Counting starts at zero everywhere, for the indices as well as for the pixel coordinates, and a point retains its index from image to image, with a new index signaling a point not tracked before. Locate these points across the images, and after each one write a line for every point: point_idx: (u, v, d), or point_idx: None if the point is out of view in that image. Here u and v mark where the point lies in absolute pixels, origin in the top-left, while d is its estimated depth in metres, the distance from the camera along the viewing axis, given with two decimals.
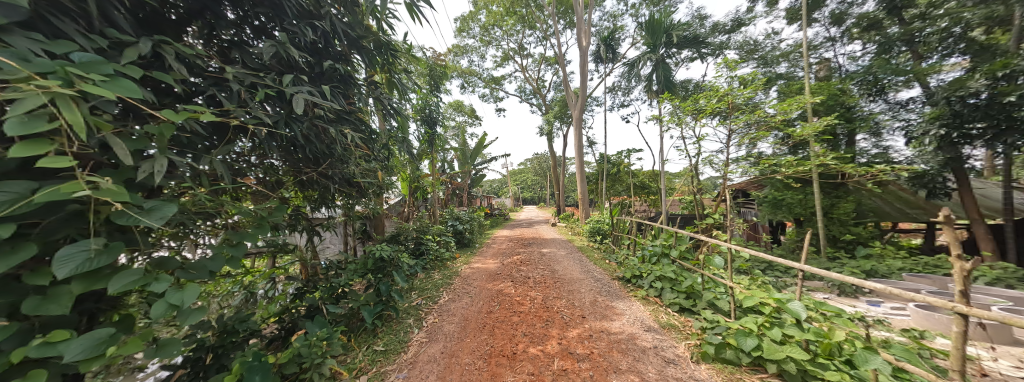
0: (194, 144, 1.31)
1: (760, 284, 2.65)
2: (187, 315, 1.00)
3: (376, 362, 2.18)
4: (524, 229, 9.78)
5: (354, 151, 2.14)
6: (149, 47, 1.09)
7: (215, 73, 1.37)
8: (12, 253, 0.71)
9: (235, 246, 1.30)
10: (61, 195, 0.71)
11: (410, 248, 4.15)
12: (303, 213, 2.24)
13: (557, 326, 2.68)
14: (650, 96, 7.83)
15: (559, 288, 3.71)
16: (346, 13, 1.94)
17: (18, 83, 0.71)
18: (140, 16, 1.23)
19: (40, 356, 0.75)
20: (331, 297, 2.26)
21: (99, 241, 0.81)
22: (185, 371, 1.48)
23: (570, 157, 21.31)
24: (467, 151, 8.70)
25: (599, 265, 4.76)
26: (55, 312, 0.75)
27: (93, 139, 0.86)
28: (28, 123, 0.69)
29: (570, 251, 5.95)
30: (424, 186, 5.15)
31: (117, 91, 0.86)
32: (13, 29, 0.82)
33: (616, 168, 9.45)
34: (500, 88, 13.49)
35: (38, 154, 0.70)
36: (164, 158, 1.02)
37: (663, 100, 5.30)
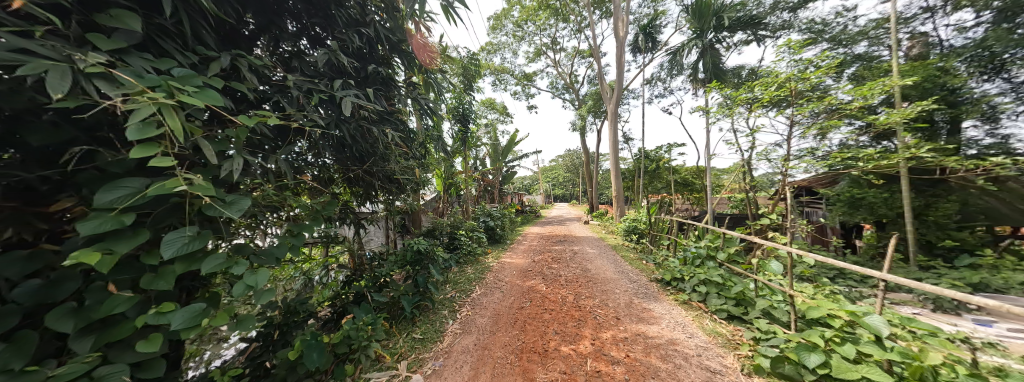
0: (264, 146, 1.49)
1: (827, 294, 2.33)
2: (260, 295, 1.14)
3: (415, 349, 2.31)
4: (556, 226, 9.63)
5: (395, 150, 2.27)
6: (229, 61, 1.25)
7: (279, 81, 1.54)
8: (133, 236, 0.87)
9: (298, 236, 1.46)
10: (165, 190, 0.85)
11: (445, 242, 4.31)
12: (350, 208, 2.43)
13: (590, 326, 2.62)
14: (695, 86, 7.25)
15: (592, 287, 3.62)
16: (388, 19, 2.06)
17: (134, 96, 0.86)
18: (222, 33, 1.42)
19: (154, 324, 0.91)
20: (374, 286, 2.44)
21: (193, 228, 0.96)
22: (257, 344, 1.70)
23: (604, 153, 20.53)
24: (498, 148, 8.79)
25: (635, 266, 4.55)
26: (164, 287, 0.90)
27: (189, 142, 1.02)
28: (142, 129, 0.83)
29: (602, 250, 5.76)
30: (458, 183, 5.31)
31: (204, 100, 1.00)
32: (130, 51, 0.99)
33: (654, 164, 8.92)
34: (531, 84, 13.39)
35: (149, 155, 0.84)
36: (240, 157, 1.17)
37: (710, 89, 4.88)
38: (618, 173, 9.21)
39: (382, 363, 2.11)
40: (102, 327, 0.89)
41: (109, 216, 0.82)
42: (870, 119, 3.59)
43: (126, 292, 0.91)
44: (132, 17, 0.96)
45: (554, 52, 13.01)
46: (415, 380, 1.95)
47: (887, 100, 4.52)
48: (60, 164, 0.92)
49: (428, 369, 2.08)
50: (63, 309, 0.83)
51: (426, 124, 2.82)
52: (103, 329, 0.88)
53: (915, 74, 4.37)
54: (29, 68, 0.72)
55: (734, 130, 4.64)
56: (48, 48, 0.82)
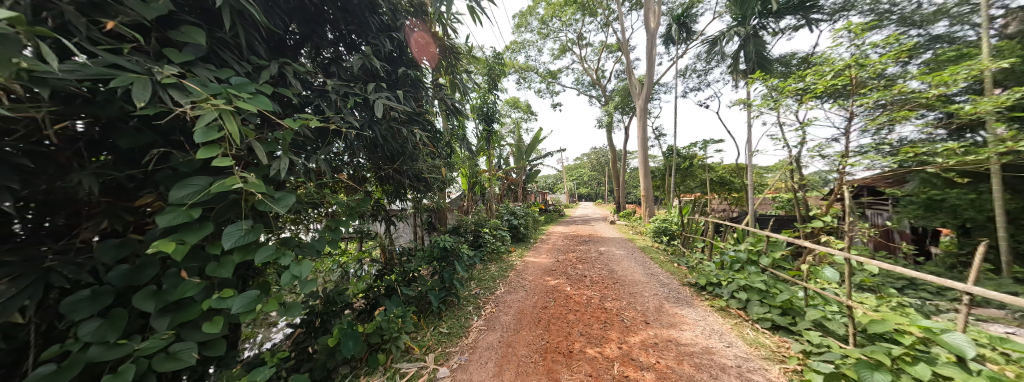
0: (306, 147, 1.60)
1: (894, 307, 2.07)
2: (305, 285, 1.23)
3: (442, 342, 2.38)
4: (580, 226, 9.44)
5: (422, 149, 2.35)
6: (277, 69, 1.36)
7: (320, 86, 1.65)
8: (200, 228, 0.97)
9: (337, 231, 1.56)
10: (225, 187, 0.94)
11: (469, 239, 4.40)
12: (382, 205, 2.54)
13: (616, 328, 2.55)
14: (736, 78, 6.76)
15: (619, 289, 3.52)
16: (417, 22, 2.13)
17: (200, 103, 0.96)
18: (271, 44, 1.54)
19: (216, 307, 1.02)
20: (404, 280, 2.54)
21: (248, 222, 1.05)
22: (301, 330, 1.84)
23: (632, 151, 19.74)
24: (522, 147, 8.81)
25: (665, 268, 4.35)
26: (224, 274, 1.00)
27: (244, 145, 1.12)
28: (206, 132, 0.93)
29: (630, 251, 5.58)
30: (482, 182, 5.38)
31: (257, 105, 1.10)
32: (197, 63, 1.11)
33: (687, 161, 8.44)
34: (556, 82, 13.22)
35: (212, 155, 0.94)
36: (287, 158, 1.27)
37: (752, 81, 4.53)
38: (647, 172, 8.84)
39: (411, 355, 2.20)
40: (176, 308, 1.01)
41: (181, 210, 0.92)
42: (951, 109, 3.13)
43: (195, 277, 1.03)
44: (199, 32, 1.07)
45: (580, 48, 12.73)
46: (442, 373, 2.01)
47: (972, 87, 3.91)
48: (143, 164, 1.05)
49: (454, 363, 2.13)
50: (146, 291, 0.95)
51: (452, 124, 2.88)
52: (176, 311, 1.00)
53: (1011, 55, 3.75)
54: (118, 80, 0.83)
55: (781, 124, 4.27)
56: (133, 62, 0.93)
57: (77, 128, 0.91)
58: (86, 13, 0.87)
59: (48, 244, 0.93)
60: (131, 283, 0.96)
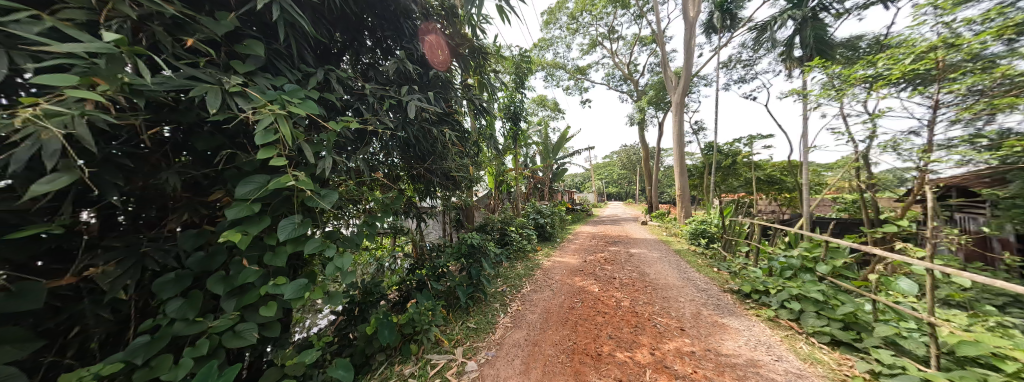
0: (347, 147, 1.72)
1: (993, 328, 1.76)
2: (347, 275, 1.33)
3: (470, 337, 2.44)
4: (610, 226, 9.15)
5: (451, 149, 2.42)
6: (323, 75, 1.48)
7: (359, 90, 1.76)
8: (260, 221, 1.09)
9: (373, 226, 1.66)
10: (279, 184, 1.04)
11: (496, 237, 4.46)
12: (414, 203, 2.65)
13: (649, 334, 2.44)
14: (789, 66, 6.14)
15: (652, 293, 3.36)
16: (447, 25, 2.20)
17: (259, 109, 1.07)
18: (318, 53, 1.67)
19: (272, 292, 1.13)
20: (433, 275, 2.64)
21: (298, 217, 1.15)
22: (342, 317, 1.99)
23: (666, 149, 18.69)
24: (549, 146, 8.73)
25: (704, 273, 4.07)
26: (278, 263, 1.11)
27: (295, 146, 1.22)
28: (265, 135, 1.03)
29: (663, 254, 5.30)
30: (509, 180, 5.41)
31: (306, 109, 1.19)
32: (257, 72, 1.23)
33: (729, 159, 7.83)
34: (585, 78, 12.90)
35: (269, 155, 1.04)
36: (330, 157, 1.36)
37: (810, 68, 4.08)
38: (682, 170, 8.35)
39: (441, 347, 2.28)
40: (241, 292, 1.14)
41: (245, 205, 1.04)
42: None
43: (256, 265, 1.15)
44: (259, 45, 1.19)
45: (611, 42, 12.30)
46: (470, 367, 2.06)
47: None
48: (214, 164, 1.19)
49: (481, 358, 2.17)
50: (217, 275, 1.08)
51: (480, 124, 2.93)
52: (240, 294, 1.13)
53: None
54: (195, 90, 0.95)
55: (844, 116, 3.80)
56: (207, 74, 1.05)
57: (164, 133, 1.06)
58: (171, 33, 1.00)
59: (144, 233, 1.09)
60: (205, 268, 1.09)
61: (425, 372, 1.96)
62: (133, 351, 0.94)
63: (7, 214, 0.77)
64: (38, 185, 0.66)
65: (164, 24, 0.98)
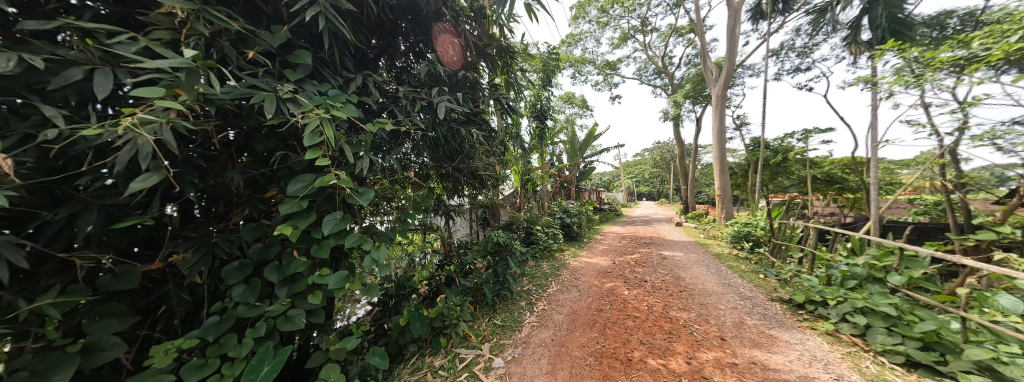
0: (383, 148, 1.81)
1: None
2: (382, 268, 1.40)
3: (496, 334, 2.47)
4: (640, 227, 8.77)
5: (478, 148, 2.46)
6: (361, 80, 1.56)
7: (393, 93, 1.84)
8: (308, 216, 1.19)
9: (406, 223, 1.73)
10: (324, 183, 1.12)
11: (522, 236, 4.48)
12: (443, 201, 2.73)
13: (684, 341, 2.31)
14: (854, 50, 5.44)
15: (687, 298, 3.17)
16: (476, 26, 2.23)
17: (308, 113, 1.16)
18: (357, 59, 1.77)
19: (318, 282, 1.23)
20: (461, 271, 2.71)
21: (339, 213, 1.24)
22: (378, 309, 2.11)
23: (703, 145, 17.51)
24: (576, 144, 8.55)
25: (746, 279, 3.76)
26: (322, 255, 1.20)
27: (338, 146, 1.31)
28: (312, 137, 1.12)
29: (700, 257, 4.99)
30: (535, 179, 5.39)
31: (347, 112, 1.27)
32: (306, 79, 1.34)
33: (778, 156, 7.14)
34: (615, 73, 12.44)
35: (315, 156, 1.13)
36: (368, 157, 1.45)
37: (882, 51, 3.58)
38: (721, 168, 7.78)
39: (469, 342, 2.33)
40: (291, 281, 1.25)
41: (295, 201, 1.14)
42: None
43: (304, 257, 1.25)
44: (307, 54, 1.29)
45: (644, 34, 11.73)
46: (498, 363, 2.09)
47: None
48: (270, 164, 1.32)
49: (508, 355, 2.19)
50: (272, 265, 1.20)
51: (507, 123, 2.94)
52: (291, 283, 1.24)
53: None
54: (255, 98, 1.05)
55: (924, 105, 3.30)
56: (265, 83, 1.16)
57: (229, 137, 1.18)
58: (236, 47, 1.12)
59: (213, 226, 1.23)
60: (262, 258, 1.22)
61: (454, 365, 2.01)
62: (206, 329, 1.07)
63: (112, 207, 0.90)
64: (135, 183, 0.77)
65: (230, 39, 1.10)
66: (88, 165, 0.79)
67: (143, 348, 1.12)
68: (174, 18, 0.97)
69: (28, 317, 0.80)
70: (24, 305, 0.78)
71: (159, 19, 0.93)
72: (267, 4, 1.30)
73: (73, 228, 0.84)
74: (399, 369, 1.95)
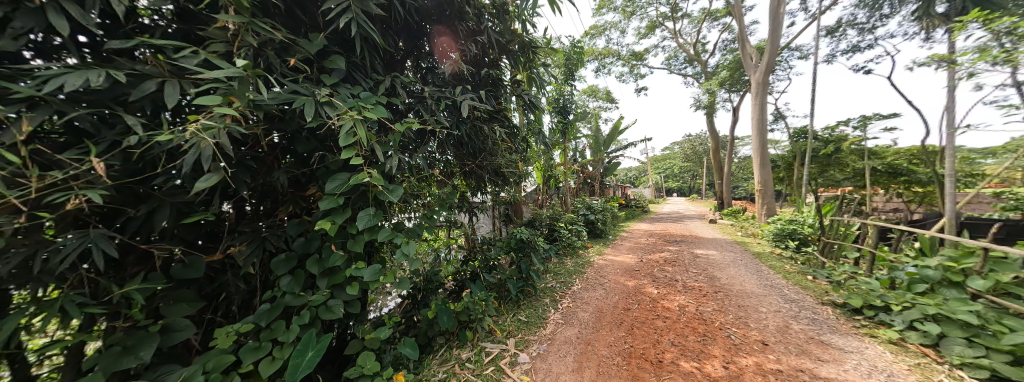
0: (410, 147, 1.87)
1: None
2: (411, 262, 1.45)
3: (521, 329, 2.49)
4: (669, 224, 8.38)
5: (501, 145, 2.48)
6: (389, 82, 1.62)
7: (419, 93, 1.89)
8: (344, 212, 1.27)
9: (432, 219, 1.78)
10: (358, 180, 1.19)
11: (545, 233, 4.48)
12: (467, 198, 2.77)
13: (720, 345, 2.19)
14: (928, 24, 4.77)
15: (723, 300, 2.99)
16: (498, 23, 2.21)
17: (343, 115, 1.22)
18: (385, 61, 1.84)
19: (354, 274, 1.30)
20: (485, 267, 2.76)
21: (371, 209, 1.30)
22: (407, 301, 2.21)
23: (740, 138, 16.29)
24: (600, 138, 8.30)
25: (791, 281, 3.47)
26: (357, 249, 1.27)
27: (369, 146, 1.36)
28: (347, 137, 1.18)
29: (737, 257, 4.67)
30: (557, 175, 5.33)
31: (377, 112, 1.33)
32: (340, 84, 1.41)
33: (828, 146, 6.47)
34: (642, 63, 11.87)
35: (350, 155, 1.19)
36: (397, 156, 1.50)
37: (964, 23, 3.10)
38: (760, 161, 7.21)
39: (494, 336, 2.37)
40: (330, 273, 1.34)
41: (332, 198, 1.22)
42: None
43: (340, 251, 1.33)
44: (341, 59, 1.35)
45: (673, 21, 11.10)
46: (523, 359, 2.10)
47: None
48: (311, 164, 1.41)
49: (533, 351, 2.20)
50: (313, 258, 1.30)
51: (529, 119, 2.91)
52: (331, 275, 1.33)
53: None
54: (296, 103, 1.12)
55: (1019, 82, 2.83)
56: (304, 87, 1.24)
57: (275, 139, 1.28)
58: (279, 55, 1.20)
59: (263, 221, 1.34)
60: (305, 251, 1.32)
61: (480, 358, 2.06)
62: (259, 315, 1.18)
63: (181, 205, 1.01)
64: (199, 182, 0.85)
65: (275, 48, 1.18)
66: (162, 167, 0.88)
67: (208, 330, 1.25)
68: (227, 32, 1.05)
69: (119, 299, 0.92)
70: (116, 289, 0.89)
71: (216, 33, 1.03)
72: (305, 13, 1.38)
73: (151, 223, 0.95)
74: (428, 359, 2.03)
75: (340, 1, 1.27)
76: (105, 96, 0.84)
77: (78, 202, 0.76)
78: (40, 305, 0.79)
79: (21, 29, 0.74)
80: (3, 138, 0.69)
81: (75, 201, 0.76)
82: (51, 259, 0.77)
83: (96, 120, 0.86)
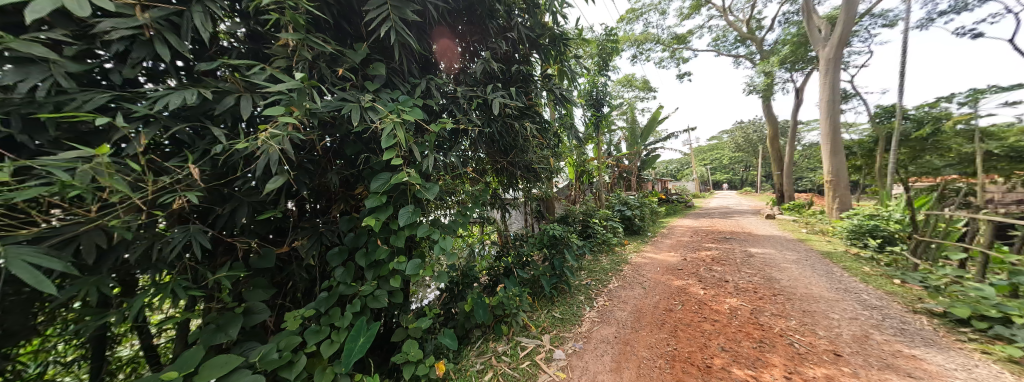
0: (445, 146, 1.94)
1: None
2: (448, 257, 1.51)
3: (556, 326, 2.47)
4: (716, 220, 7.72)
5: (532, 141, 2.47)
6: (424, 84, 1.69)
7: (452, 93, 1.93)
8: (387, 209, 1.36)
9: (466, 216, 1.83)
10: (399, 180, 1.26)
11: (578, 229, 4.40)
12: (500, 195, 2.80)
13: (781, 353, 1.97)
14: None
15: (784, 304, 2.69)
16: (529, 17, 2.18)
17: (384, 118, 1.29)
18: (421, 65, 1.93)
19: (397, 268, 1.39)
20: (519, 263, 2.78)
21: (411, 206, 1.37)
22: (445, 294, 2.32)
23: (803, 123, 14.34)
24: (637, 130, 7.87)
25: (871, 285, 3.00)
26: (398, 243, 1.35)
27: (408, 147, 1.43)
28: (388, 139, 1.26)
29: (800, 256, 4.15)
30: (591, 170, 5.18)
31: (414, 114, 1.39)
32: (381, 89, 1.50)
33: (923, 127, 5.63)
34: (684, 47, 10.96)
35: (392, 156, 1.26)
36: (432, 155, 1.56)
37: None
38: (830, 148, 6.30)
39: (529, 331, 2.39)
40: (376, 266, 1.44)
41: (377, 197, 1.31)
42: None
43: (385, 246, 1.42)
44: (382, 66, 1.43)
45: None
46: (559, 355, 2.09)
47: None
48: (358, 166, 1.53)
49: (569, 348, 2.18)
50: (362, 251, 1.41)
51: (560, 113, 2.85)
52: (377, 267, 1.43)
53: None
54: (344, 109, 1.21)
55: None
56: (351, 94, 1.34)
57: (328, 143, 1.40)
58: (330, 66, 1.32)
59: (320, 218, 1.49)
60: (355, 245, 1.44)
61: (516, 353, 2.08)
62: (319, 302, 1.32)
63: (255, 204, 1.15)
64: (269, 184, 0.96)
65: (326, 61, 1.29)
66: (240, 171, 1.02)
67: (280, 313, 1.43)
68: (287, 48, 1.18)
69: (212, 284, 1.08)
70: (210, 276, 1.06)
71: (279, 50, 1.15)
72: (350, 25, 1.49)
73: (234, 219, 1.10)
74: (466, 350, 2.11)
75: (381, 11, 1.35)
76: (198, 111, 1.00)
77: (181, 202, 0.91)
78: (158, 287, 0.96)
79: (139, 58, 0.90)
80: (128, 150, 0.85)
81: (179, 201, 0.91)
82: (164, 249, 0.94)
83: (191, 133, 1.02)
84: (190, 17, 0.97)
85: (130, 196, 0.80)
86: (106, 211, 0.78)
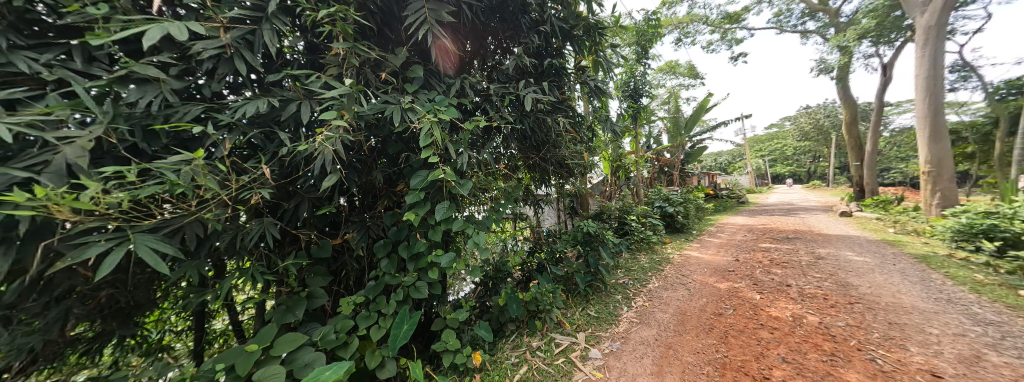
0: (478, 144, 1.97)
1: None
2: (482, 251, 1.54)
3: (592, 324, 2.42)
4: (774, 218, 6.91)
5: (565, 136, 2.41)
6: (459, 83, 1.73)
7: (486, 91, 1.95)
8: (425, 205, 1.43)
9: (500, 212, 1.86)
10: (435, 176, 1.31)
11: (614, 226, 4.24)
12: (532, 191, 2.80)
13: (859, 369, 1.71)
14: None
15: (862, 314, 2.34)
16: (562, 9, 2.11)
17: (422, 119, 1.35)
18: (455, 65, 1.99)
19: (434, 260, 1.45)
20: (552, 259, 2.76)
21: (446, 202, 1.42)
22: (480, 287, 2.39)
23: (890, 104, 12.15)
24: (681, 121, 7.31)
25: (984, 297, 2.47)
26: (435, 237, 1.41)
27: (444, 145, 1.48)
28: (425, 138, 1.31)
29: (884, 260, 3.56)
30: (628, 165, 4.93)
31: (449, 112, 1.43)
32: (419, 91, 1.56)
33: None
34: (737, 26, 9.89)
35: (428, 154, 1.32)
36: (466, 152, 1.59)
37: None
38: (931, 133, 5.28)
39: (564, 328, 2.36)
40: (416, 258, 1.53)
41: (416, 193, 1.38)
42: None
43: (423, 239, 1.50)
44: (419, 68, 1.50)
45: None
46: (595, 354, 2.05)
47: None
48: (399, 163, 1.62)
49: (606, 347, 2.13)
50: (403, 243, 1.50)
51: (595, 107, 2.74)
52: (417, 259, 1.51)
53: None
54: (387, 111, 1.29)
55: None
56: (392, 96, 1.41)
57: (373, 143, 1.51)
58: (374, 71, 1.41)
59: (367, 213, 1.61)
60: (397, 238, 1.53)
61: (550, 348, 2.08)
62: (367, 290, 1.43)
63: (314, 200, 1.28)
64: (324, 182, 1.07)
65: (371, 66, 1.38)
66: (302, 170, 1.15)
67: (335, 298, 1.59)
68: (337, 56, 1.28)
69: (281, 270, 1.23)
70: (280, 262, 1.21)
71: (332, 59, 1.26)
72: (392, 30, 1.59)
73: (297, 212, 1.24)
74: (501, 343, 2.15)
75: (419, 14, 1.40)
76: (268, 118, 1.14)
77: (257, 197, 1.05)
78: (241, 270, 1.12)
79: (223, 73, 1.05)
80: (218, 153, 1.00)
81: (255, 198, 1.04)
82: (244, 238, 1.09)
83: (263, 137, 1.16)
84: (260, 34, 1.10)
85: (218, 193, 0.93)
86: (203, 205, 0.92)
